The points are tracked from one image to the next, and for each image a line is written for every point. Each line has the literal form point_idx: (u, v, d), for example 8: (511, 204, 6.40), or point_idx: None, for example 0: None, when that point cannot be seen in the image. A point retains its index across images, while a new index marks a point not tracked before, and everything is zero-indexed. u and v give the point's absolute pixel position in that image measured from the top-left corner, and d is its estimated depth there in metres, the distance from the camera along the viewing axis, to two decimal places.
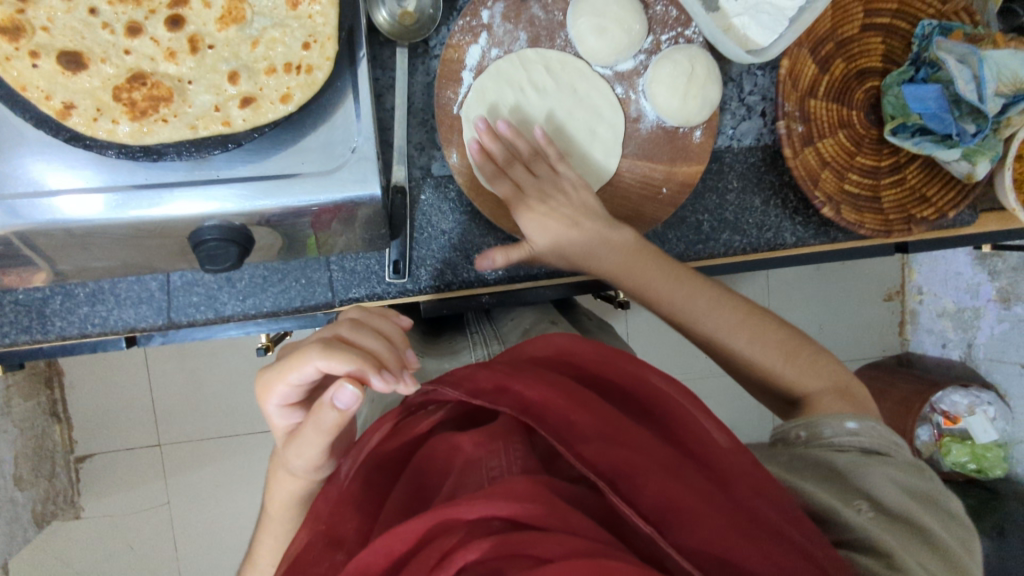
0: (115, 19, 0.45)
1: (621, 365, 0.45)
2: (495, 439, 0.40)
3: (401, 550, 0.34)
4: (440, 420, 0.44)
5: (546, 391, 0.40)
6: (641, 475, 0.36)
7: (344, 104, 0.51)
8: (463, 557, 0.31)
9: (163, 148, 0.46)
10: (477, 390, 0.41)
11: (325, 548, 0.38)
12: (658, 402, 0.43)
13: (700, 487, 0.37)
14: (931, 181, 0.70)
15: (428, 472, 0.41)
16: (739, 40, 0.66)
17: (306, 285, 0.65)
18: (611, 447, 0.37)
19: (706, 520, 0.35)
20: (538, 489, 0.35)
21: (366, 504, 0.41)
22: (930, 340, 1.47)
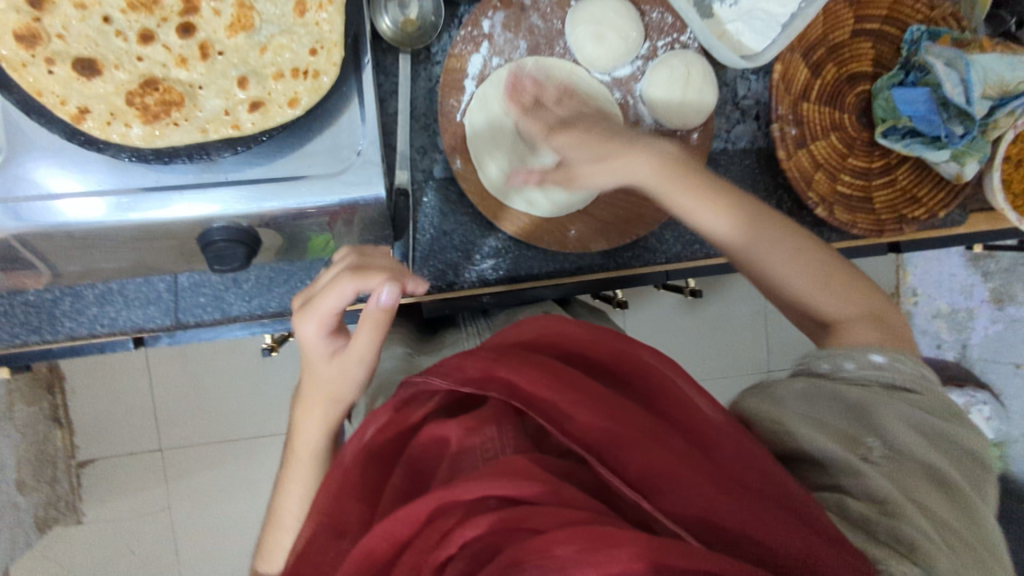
0: (128, 27, 0.47)
1: (603, 345, 0.48)
2: (484, 424, 0.42)
3: (405, 535, 0.37)
4: (436, 406, 0.45)
5: (531, 373, 0.43)
6: (624, 447, 0.39)
7: (349, 107, 0.53)
8: (462, 535, 0.34)
9: (174, 151, 0.47)
10: (465, 378, 0.44)
11: (330, 539, 0.40)
12: (644, 376, 0.46)
13: (683, 452, 0.39)
14: (922, 182, 0.72)
15: (425, 460, 0.43)
16: (734, 45, 0.69)
17: (311, 285, 0.67)
18: (593, 421, 0.40)
19: (690, 483, 0.38)
20: (528, 467, 0.38)
21: (368, 495, 0.42)
22: (925, 341, 1.44)
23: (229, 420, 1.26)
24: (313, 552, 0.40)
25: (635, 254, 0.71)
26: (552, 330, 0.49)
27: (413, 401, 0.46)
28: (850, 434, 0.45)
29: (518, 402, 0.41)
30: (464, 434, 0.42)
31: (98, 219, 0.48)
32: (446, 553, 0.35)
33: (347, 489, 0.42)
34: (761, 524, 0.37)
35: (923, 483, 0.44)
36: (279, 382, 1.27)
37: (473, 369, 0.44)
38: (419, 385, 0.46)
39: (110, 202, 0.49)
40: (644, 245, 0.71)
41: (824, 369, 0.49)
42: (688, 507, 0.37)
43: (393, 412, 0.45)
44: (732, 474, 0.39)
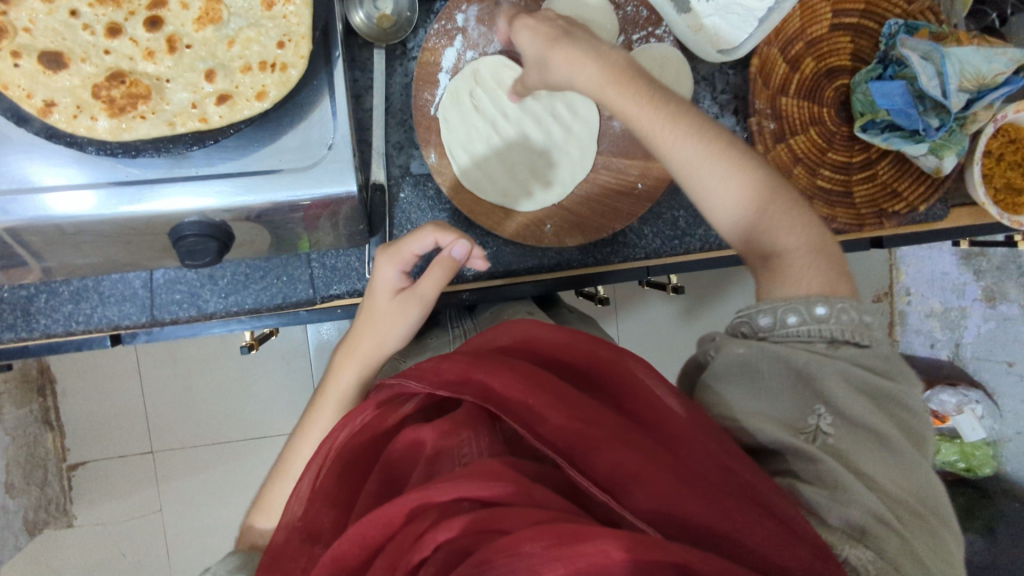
0: (95, 21, 0.47)
1: (577, 346, 0.47)
2: (460, 427, 0.42)
3: (376, 535, 0.37)
4: (414, 409, 0.45)
5: (506, 377, 0.42)
6: (596, 449, 0.38)
7: (320, 103, 0.53)
8: (434, 539, 0.34)
9: (141, 144, 0.47)
10: (442, 381, 0.43)
11: (303, 544, 0.40)
12: (618, 377, 0.45)
13: (655, 452, 0.39)
14: (902, 176, 0.71)
15: (399, 464, 0.43)
16: (711, 39, 0.69)
17: (288, 282, 0.66)
18: (565, 423, 0.39)
19: (658, 481, 0.37)
20: (503, 469, 0.37)
21: (343, 499, 0.43)
22: (919, 341, 1.45)
23: (218, 423, 1.25)
24: (286, 557, 0.40)
25: (614, 249, 0.71)
26: (527, 333, 0.48)
27: (391, 402, 0.45)
28: (797, 405, 0.44)
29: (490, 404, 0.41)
30: (439, 437, 0.42)
31: (69, 211, 0.48)
32: (419, 554, 0.34)
33: (322, 494, 0.42)
34: (727, 519, 0.37)
35: (881, 456, 0.42)
36: (267, 385, 1.27)
37: (448, 373, 0.43)
38: (394, 387, 0.45)
39: (85, 196, 0.48)
40: (623, 240, 0.71)
41: (763, 326, 0.47)
42: (655, 502, 0.37)
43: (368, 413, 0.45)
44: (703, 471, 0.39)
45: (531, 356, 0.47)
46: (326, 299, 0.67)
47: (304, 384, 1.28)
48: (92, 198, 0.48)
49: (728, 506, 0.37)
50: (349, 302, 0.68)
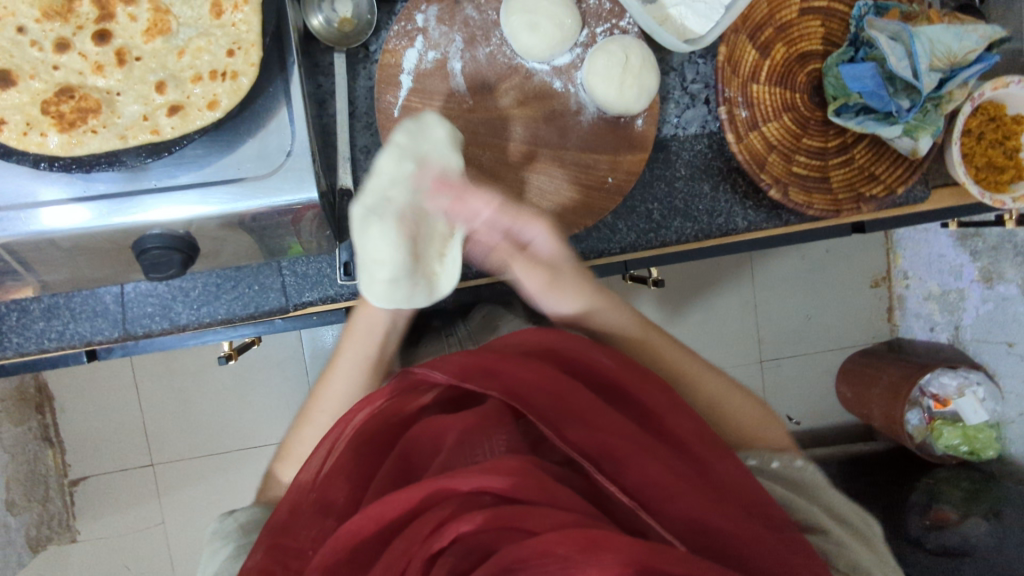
0: (43, 36, 0.46)
1: (598, 358, 0.52)
2: (487, 421, 0.45)
3: (392, 515, 0.39)
4: (432, 400, 0.49)
5: (537, 378, 0.48)
6: (624, 460, 0.44)
7: (277, 112, 0.52)
8: (457, 529, 0.36)
9: (93, 158, 0.46)
10: (468, 373, 0.47)
11: (317, 515, 0.44)
12: (636, 389, 0.51)
13: (671, 466, 0.45)
14: (879, 160, 0.71)
15: (414, 452, 0.46)
16: (677, 30, 0.68)
17: (259, 291, 0.66)
18: (592, 433, 0.45)
19: (676, 492, 0.44)
20: (525, 468, 0.40)
21: (356, 475, 0.46)
22: (919, 325, 1.44)
23: (215, 434, 1.25)
24: (300, 525, 0.44)
25: (589, 246, 0.70)
26: (546, 339, 0.53)
27: (410, 390, 0.49)
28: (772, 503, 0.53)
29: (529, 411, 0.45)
30: (467, 427, 0.45)
31: (31, 228, 0.49)
32: (439, 543, 0.37)
33: (339, 468, 0.45)
34: (734, 528, 0.44)
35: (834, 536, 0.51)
36: (262, 395, 1.26)
37: (474, 370, 0.48)
38: (419, 376, 0.49)
39: (69, 212, 0.49)
40: (598, 236, 0.70)
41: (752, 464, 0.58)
42: (674, 511, 0.43)
43: (386, 400, 0.48)
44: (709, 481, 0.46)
45: (551, 359, 0.52)
46: (299, 307, 0.67)
47: (299, 392, 1.28)
48: (57, 216, 0.49)
49: (732, 516, 0.44)
50: (323, 308, 0.67)
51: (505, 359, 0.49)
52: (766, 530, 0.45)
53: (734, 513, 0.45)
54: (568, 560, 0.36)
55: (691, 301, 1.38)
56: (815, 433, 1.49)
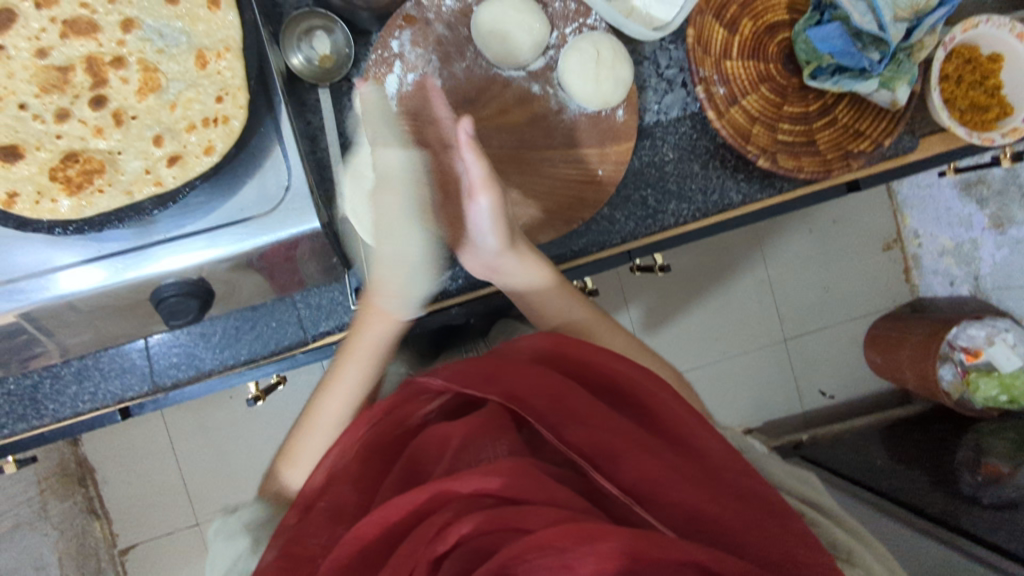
0: (44, 109, 0.49)
1: (600, 362, 0.55)
2: (490, 427, 0.48)
3: (396, 517, 0.42)
4: (438, 407, 0.53)
5: (536, 381, 0.50)
6: (620, 458, 0.46)
7: (272, 150, 0.54)
8: (458, 530, 0.39)
9: (103, 217, 0.48)
10: (470, 382, 0.51)
11: (330, 523, 0.47)
12: (631, 387, 0.53)
13: (669, 459, 0.47)
14: (862, 116, 0.71)
15: (422, 458, 0.48)
16: (644, 19, 0.70)
17: (277, 327, 0.68)
18: (590, 431, 0.47)
19: (676, 485, 0.45)
20: (518, 468, 0.42)
21: (363, 482, 0.49)
22: (938, 282, 1.41)
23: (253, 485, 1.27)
24: (312, 531, 0.47)
25: (590, 240, 0.71)
26: (549, 344, 0.55)
27: (414, 399, 0.53)
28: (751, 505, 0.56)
29: (529, 414, 0.48)
30: (469, 432, 0.47)
31: (50, 293, 0.52)
32: (441, 544, 0.40)
33: (349, 476, 0.49)
34: (733, 517, 0.44)
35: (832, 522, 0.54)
36: None
37: (475, 376, 0.51)
38: (424, 386, 0.54)
39: (89, 273, 0.52)
40: (597, 229, 0.71)
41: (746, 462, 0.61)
42: (670, 502, 0.44)
43: (386, 411, 0.52)
44: (707, 472, 0.47)
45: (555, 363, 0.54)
46: (318, 337, 0.69)
47: None
48: (79, 278, 0.52)
49: (731, 505, 0.45)
50: (340, 336, 0.69)
51: (505, 366, 0.52)
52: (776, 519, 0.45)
53: (734, 502, 0.45)
54: (565, 550, 0.38)
55: (703, 290, 1.38)
56: (851, 405, 1.46)
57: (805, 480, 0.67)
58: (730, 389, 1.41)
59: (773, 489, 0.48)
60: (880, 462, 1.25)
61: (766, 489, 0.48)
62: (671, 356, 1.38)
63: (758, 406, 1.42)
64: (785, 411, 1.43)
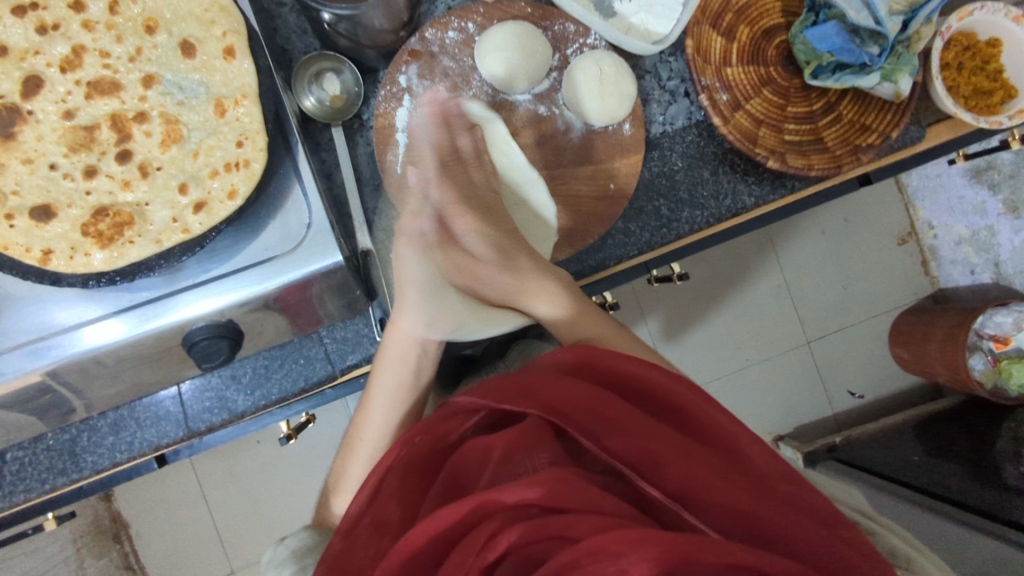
0: (73, 168, 0.51)
1: (634, 372, 0.54)
2: (530, 440, 0.48)
3: (442, 528, 0.42)
4: (476, 423, 0.53)
5: (572, 392, 0.50)
6: (664, 464, 0.46)
7: (292, 190, 0.55)
8: (505, 540, 0.40)
9: (136, 267, 0.50)
10: (506, 396, 0.51)
11: (373, 536, 0.47)
12: (668, 394, 0.52)
13: (715, 464, 0.47)
14: (867, 110, 0.72)
15: (463, 473, 0.49)
16: (642, 34, 0.71)
17: (305, 363, 0.70)
18: (630, 439, 0.47)
19: (721, 488, 0.45)
20: (561, 478, 0.43)
21: (406, 497, 0.49)
22: (957, 270, 1.38)
23: (286, 529, 1.26)
24: (357, 547, 0.47)
25: (607, 254, 0.72)
26: (583, 354, 0.55)
27: (451, 418, 0.53)
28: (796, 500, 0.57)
29: (569, 426, 0.48)
30: (510, 447, 0.47)
31: (74, 349, 0.52)
32: (489, 553, 0.40)
33: (392, 491, 0.49)
34: (781, 516, 0.45)
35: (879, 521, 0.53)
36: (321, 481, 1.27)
37: (511, 390, 0.51)
38: (461, 404, 0.54)
39: (118, 324, 0.53)
40: (613, 242, 0.72)
41: None
42: (717, 504, 0.45)
43: (425, 429, 0.52)
44: (752, 476, 0.47)
45: (591, 372, 0.54)
46: (346, 370, 0.70)
47: None
48: (103, 332, 0.52)
49: (777, 506, 0.45)
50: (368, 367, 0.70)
51: (543, 378, 0.52)
52: (824, 521, 0.45)
53: (781, 505, 0.45)
54: (618, 556, 0.38)
55: (721, 298, 1.38)
56: (884, 403, 1.43)
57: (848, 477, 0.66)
58: (757, 396, 1.39)
59: (823, 493, 0.48)
60: (917, 459, 1.22)
61: (817, 495, 0.47)
62: (695, 367, 1.37)
63: (787, 411, 1.40)
64: (817, 414, 1.41)
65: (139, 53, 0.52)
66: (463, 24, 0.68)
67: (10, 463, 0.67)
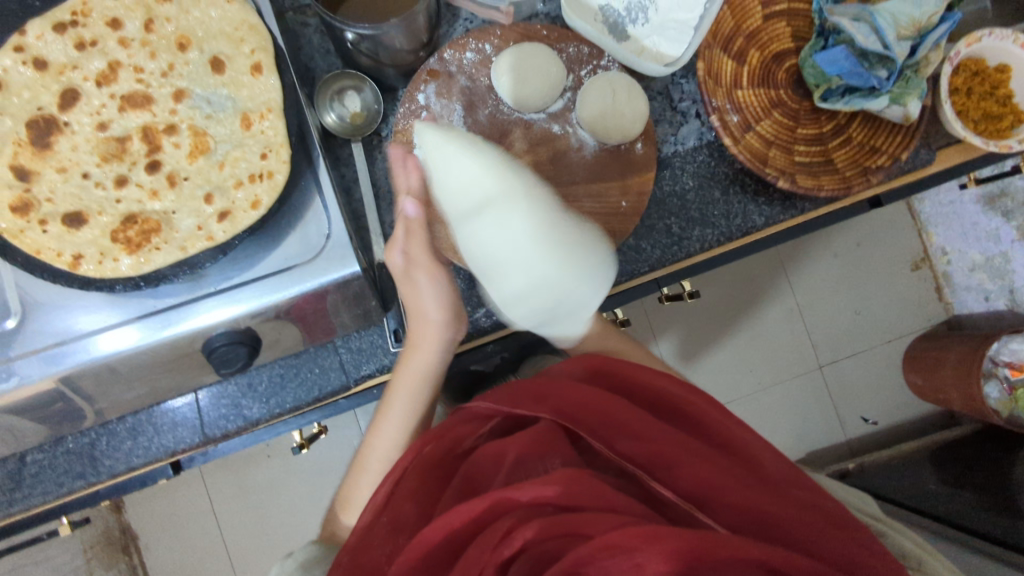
0: (104, 177, 0.53)
1: (643, 380, 0.55)
2: (542, 439, 0.49)
3: (459, 522, 0.43)
4: (490, 430, 0.55)
5: (583, 398, 0.52)
6: (674, 465, 0.47)
7: (312, 201, 0.57)
8: (520, 535, 0.41)
9: (161, 272, 0.51)
10: (519, 401, 0.53)
11: (389, 534, 0.48)
12: (676, 401, 0.54)
13: (726, 466, 0.48)
14: (877, 133, 0.72)
15: (478, 475, 0.50)
16: (655, 57, 0.73)
17: (321, 372, 0.71)
18: (642, 443, 0.49)
19: (734, 489, 0.46)
20: (573, 475, 0.43)
21: (422, 496, 0.50)
22: (971, 297, 1.37)
23: (293, 545, 1.26)
24: (375, 544, 0.47)
25: (619, 270, 0.73)
26: (593, 364, 0.56)
27: (464, 423, 0.55)
28: None
29: (580, 428, 0.50)
30: (524, 448, 0.48)
31: (90, 355, 0.53)
32: (505, 549, 0.41)
33: (407, 491, 0.50)
34: (795, 516, 0.45)
35: None
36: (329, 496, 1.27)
37: (524, 397, 0.53)
38: (474, 410, 0.55)
39: (140, 328, 0.54)
40: (624, 259, 0.73)
41: None
42: (728, 504, 0.46)
43: (440, 433, 0.53)
44: (762, 479, 0.48)
45: (602, 381, 0.55)
46: (360, 381, 0.71)
47: None
48: (123, 337, 0.53)
49: (788, 506, 0.46)
50: (381, 378, 0.72)
51: (555, 385, 0.53)
52: (838, 524, 0.46)
53: (793, 506, 0.46)
54: (635, 550, 0.39)
55: (731, 320, 1.38)
56: (897, 430, 1.41)
57: (858, 499, 0.65)
58: (769, 420, 1.38)
59: (834, 499, 0.49)
60: (935, 487, 1.20)
61: (828, 501, 0.48)
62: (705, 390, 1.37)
63: (799, 436, 1.39)
64: (829, 440, 1.39)
65: (172, 69, 0.54)
66: (480, 45, 0.70)
67: (30, 465, 0.69)
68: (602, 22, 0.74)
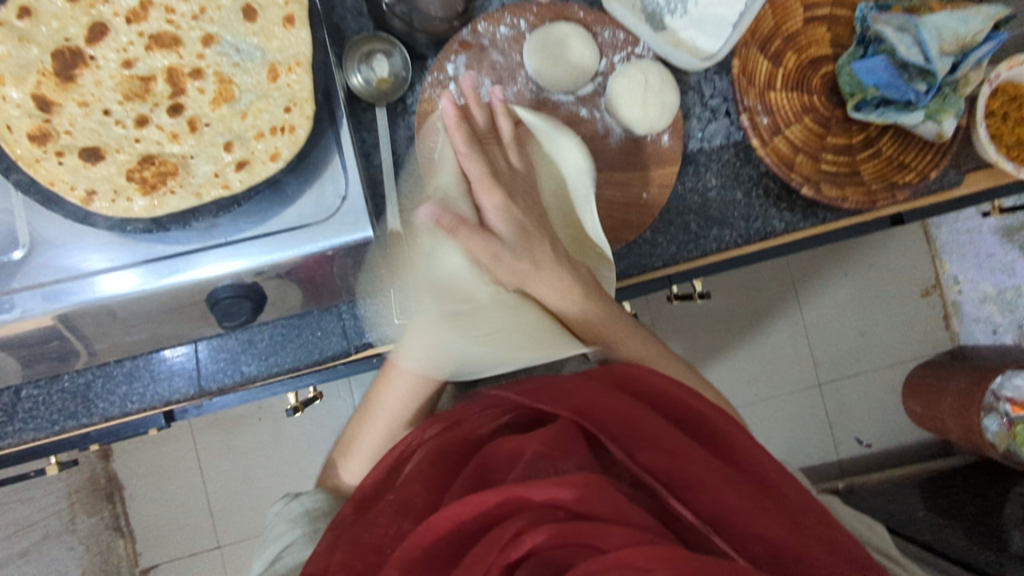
0: (125, 116, 0.53)
1: (671, 394, 0.54)
2: (561, 442, 0.48)
3: (468, 513, 0.43)
4: (506, 422, 0.54)
5: (606, 404, 0.51)
6: (698, 485, 0.46)
7: (332, 160, 0.55)
8: (532, 540, 0.40)
9: (173, 216, 0.51)
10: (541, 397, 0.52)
11: (395, 515, 0.48)
12: (694, 416, 0.53)
13: (750, 493, 0.47)
14: (907, 149, 0.71)
15: (491, 468, 0.49)
16: (690, 50, 0.72)
17: (322, 335, 0.71)
18: (662, 455, 0.47)
19: (754, 517, 0.46)
20: (590, 485, 0.43)
21: (430, 482, 0.49)
22: (980, 329, 1.35)
23: None
24: (378, 524, 0.48)
25: (631, 263, 0.72)
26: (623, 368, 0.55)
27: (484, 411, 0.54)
28: None
29: (601, 431, 0.49)
30: (541, 448, 0.48)
31: (88, 296, 0.53)
32: (513, 551, 0.41)
33: (416, 474, 0.50)
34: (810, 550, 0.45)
35: None
36: (317, 465, 1.27)
37: (546, 395, 0.52)
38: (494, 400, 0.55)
39: (143, 272, 0.53)
40: (638, 252, 0.72)
41: None
42: (747, 529, 0.45)
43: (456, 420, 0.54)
44: (783, 509, 0.48)
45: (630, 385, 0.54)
46: (361, 348, 0.71)
47: None
48: (120, 282, 0.53)
49: (807, 540, 0.46)
50: (384, 346, 0.71)
51: (579, 387, 0.52)
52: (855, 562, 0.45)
53: (810, 540, 0.46)
54: (647, 571, 0.38)
55: (735, 328, 1.37)
56: (888, 454, 1.41)
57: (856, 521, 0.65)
58: (761, 432, 1.37)
59: (846, 531, 0.49)
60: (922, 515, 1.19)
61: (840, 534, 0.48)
62: None
63: (791, 451, 1.38)
64: (820, 459, 1.39)
65: (203, 12, 0.53)
66: (515, 21, 0.69)
67: (23, 400, 0.69)
68: (640, 11, 0.72)
